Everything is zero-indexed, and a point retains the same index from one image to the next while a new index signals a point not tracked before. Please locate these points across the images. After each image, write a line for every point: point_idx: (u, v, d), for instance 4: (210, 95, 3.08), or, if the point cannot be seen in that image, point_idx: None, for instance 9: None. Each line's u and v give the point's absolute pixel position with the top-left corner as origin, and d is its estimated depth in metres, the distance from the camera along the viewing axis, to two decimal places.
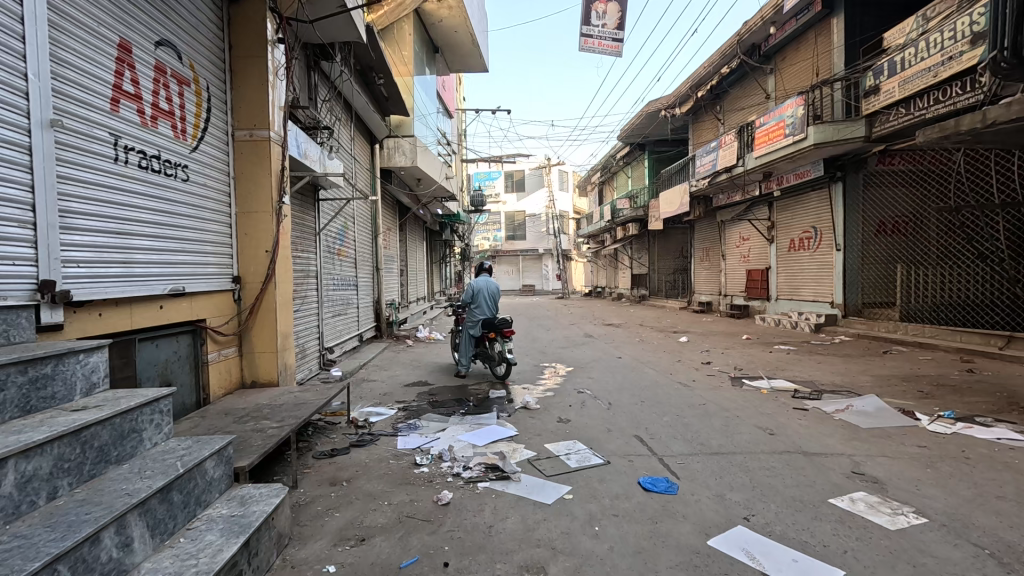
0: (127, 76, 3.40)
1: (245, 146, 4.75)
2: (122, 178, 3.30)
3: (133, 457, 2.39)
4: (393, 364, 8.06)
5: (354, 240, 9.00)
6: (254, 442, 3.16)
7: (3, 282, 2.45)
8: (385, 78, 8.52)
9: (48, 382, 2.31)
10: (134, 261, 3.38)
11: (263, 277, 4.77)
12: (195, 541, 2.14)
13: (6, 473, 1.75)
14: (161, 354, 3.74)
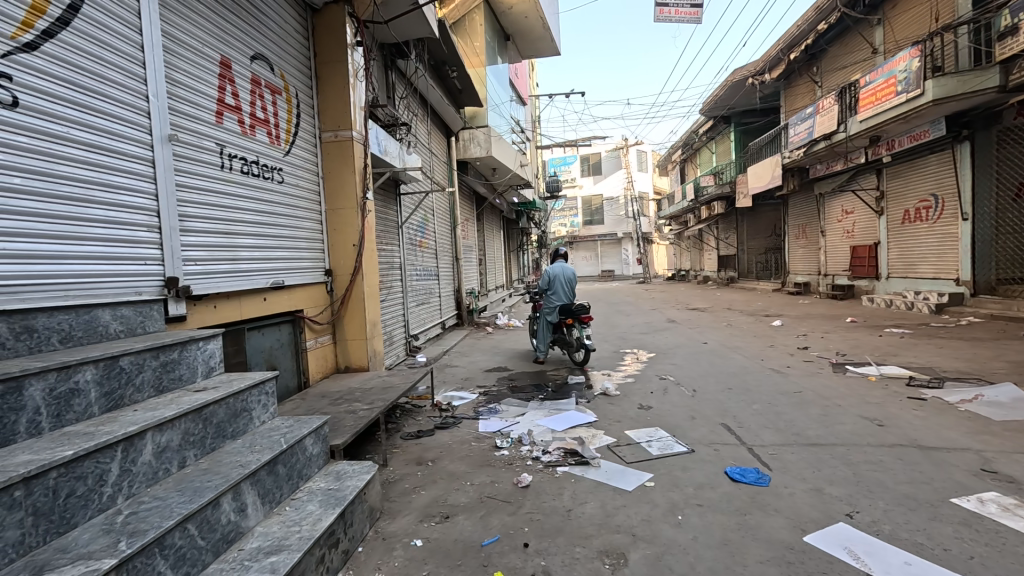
0: (228, 90, 3.75)
1: (331, 147, 5.07)
2: (228, 183, 3.67)
3: (245, 433, 2.67)
4: (474, 350, 8.31)
5: (434, 231, 9.33)
6: (347, 422, 3.41)
7: (137, 279, 2.83)
8: (458, 71, 8.66)
9: (175, 366, 2.64)
10: (240, 258, 3.74)
11: (352, 270, 5.09)
12: (299, 510, 2.36)
13: (145, 443, 2.04)
14: (267, 341, 4.13)
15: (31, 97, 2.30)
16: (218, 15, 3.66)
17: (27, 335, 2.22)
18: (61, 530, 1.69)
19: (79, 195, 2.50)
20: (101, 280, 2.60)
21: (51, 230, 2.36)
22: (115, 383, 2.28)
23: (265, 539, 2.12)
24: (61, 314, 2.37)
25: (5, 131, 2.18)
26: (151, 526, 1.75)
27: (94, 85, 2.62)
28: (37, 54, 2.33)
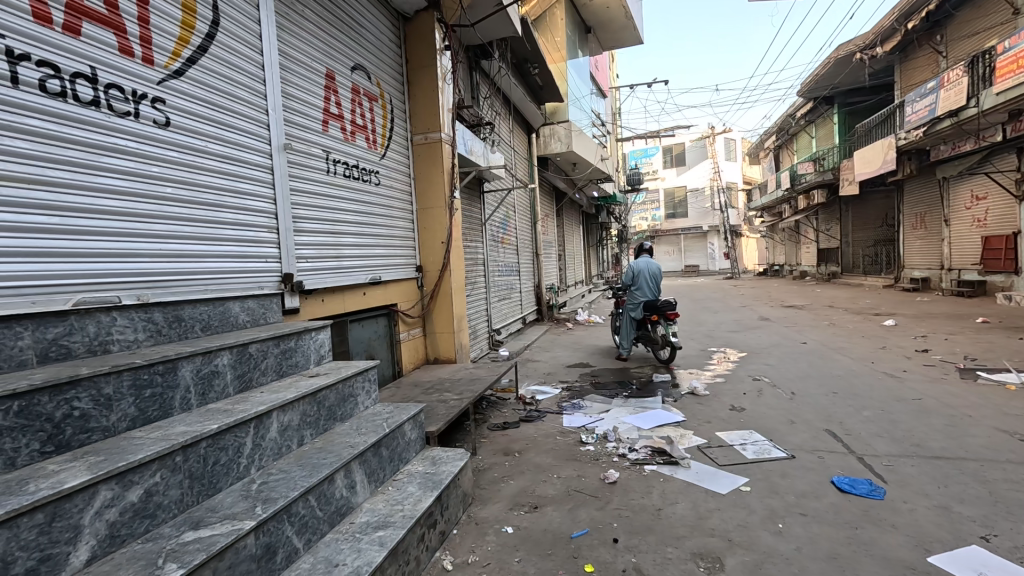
0: (333, 100, 4.05)
1: (421, 149, 5.31)
2: (333, 187, 3.98)
3: (352, 416, 2.91)
4: (555, 346, 8.36)
5: (516, 228, 9.48)
6: (440, 411, 3.59)
7: (260, 275, 3.16)
8: (540, 67, 8.69)
9: (293, 353, 2.93)
10: (343, 256, 4.05)
11: (440, 266, 5.32)
12: (401, 491, 2.53)
13: (272, 422, 2.29)
14: (366, 333, 4.44)
15: (178, 117, 2.65)
16: (324, 31, 3.97)
17: (177, 324, 2.56)
18: (210, 493, 1.95)
19: (214, 200, 2.84)
20: (232, 276, 2.94)
21: (194, 232, 2.71)
22: (245, 367, 2.57)
23: (373, 515, 2.30)
24: (202, 305, 2.71)
25: (160, 147, 2.54)
26: (280, 494, 1.97)
27: (226, 102, 2.97)
28: (182, 79, 2.69)
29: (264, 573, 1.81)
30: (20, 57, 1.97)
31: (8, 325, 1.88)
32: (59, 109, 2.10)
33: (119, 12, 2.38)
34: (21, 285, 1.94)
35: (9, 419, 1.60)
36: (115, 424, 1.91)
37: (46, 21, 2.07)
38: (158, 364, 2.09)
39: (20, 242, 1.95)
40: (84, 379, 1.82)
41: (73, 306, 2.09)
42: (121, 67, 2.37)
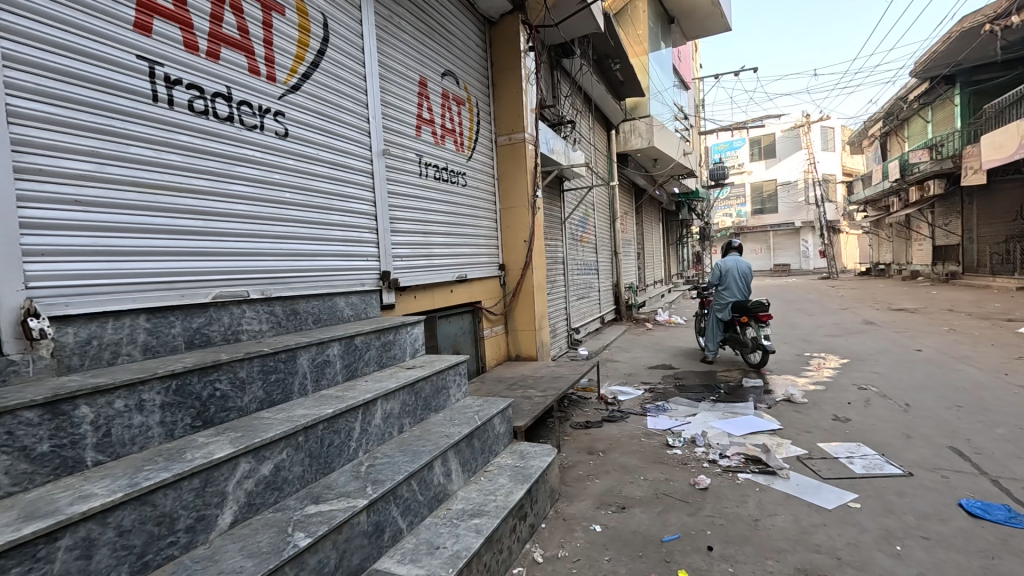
0: (425, 106, 4.24)
1: (505, 149, 5.42)
2: (425, 188, 4.17)
3: (445, 408, 3.05)
4: (635, 346, 8.18)
5: (595, 226, 9.38)
6: (525, 406, 3.66)
7: (361, 273, 3.39)
8: (622, 63, 8.53)
9: (391, 346, 3.12)
10: (433, 254, 4.23)
11: (523, 264, 5.40)
12: (492, 482, 2.61)
13: (377, 410, 2.45)
14: (453, 328, 4.61)
15: (295, 128, 2.91)
16: (418, 41, 4.17)
17: (294, 317, 2.81)
18: (326, 471, 2.13)
19: (323, 203, 3.09)
20: (338, 272, 3.18)
21: (307, 233, 2.97)
22: (352, 358, 2.77)
23: (468, 503, 2.40)
24: (314, 300, 2.96)
25: (280, 155, 2.80)
26: (387, 477, 2.11)
27: (334, 113, 3.21)
28: (299, 93, 2.95)
29: (374, 548, 1.95)
30: (173, 81, 2.27)
31: (165, 314, 2.17)
32: (202, 126, 2.38)
33: (249, 36, 2.65)
34: (173, 279, 2.23)
35: (168, 395, 1.85)
36: (247, 405, 2.14)
37: (193, 49, 2.36)
38: (281, 353, 2.32)
39: (173, 243, 2.24)
40: (224, 364, 2.06)
41: (212, 299, 2.37)
42: (250, 86, 2.65)
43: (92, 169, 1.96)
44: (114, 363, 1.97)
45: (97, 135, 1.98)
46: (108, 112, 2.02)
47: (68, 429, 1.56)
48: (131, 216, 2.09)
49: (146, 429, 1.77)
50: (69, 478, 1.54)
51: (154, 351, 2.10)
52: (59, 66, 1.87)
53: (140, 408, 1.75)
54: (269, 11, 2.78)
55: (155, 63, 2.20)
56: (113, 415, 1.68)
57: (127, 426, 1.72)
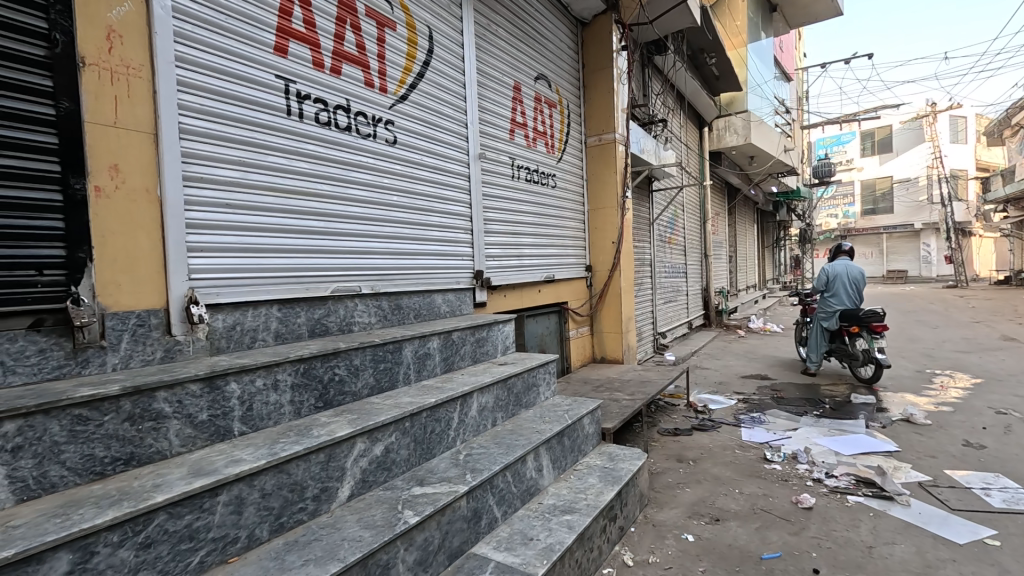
0: (519, 109, 4.35)
1: (595, 150, 5.41)
2: (517, 190, 4.28)
3: (535, 404, 3.11)
4: (726, 354, 7.78)
5: (684, 227, 9.05)
6: (613, 409, 3.63)
7: (456, 272, 3.55)
8: (718, 56, 8.15)
9: (484, 343, 3.24)
10: (524, 255, 4.33)
11: (610, 266, 5.35)
12: (582, 480, 2.64)
13: (473, 403, 2.57)
14: (540, 328, 4.68)
15: (403, 135, 3.13)
16: (513, 47, 4.28)
17: (397, 311, 3.02)
18: (428, 457, 2.27)
19: (424, 205, 3.28)
20: (436, 270, 3.36)
21: (410, 233, 3.17)
22: (449, 352, 2.92)
23: (559, 498, 2.44)
24: (415, 296, 3.15)
25: (390, 161, 3.02)
26: (484, 467, 2.20)
27: (436, 120, 3.40)
28: (406, 102, 3.15)
29: (472, 533, 2.05)
30: (303, 96, 2.53)
31: (293, 305, 2.43)
32: (325, 135, 2.63)
33: (365, 51, 2.88)
34: (300, 274, 2.48)
35: (297, 378, 2.07)
36: (360, 390, 2.34)
37: (320, 66, 2.61)
38: (389, 344, 2.51)
39: (301, 241, 2.50)
40: (342, 352, 2.27)
41: (330, 292, 2.61)
42: (366, 97, 2.88)
43: (239, 176, 2.24)
44: (252, 346, 2.24)
45: (243, 146, 2.27)
46: (252, 126, 2.30)
47: (221, 401, 1.81)
48: (268, 217, 2.36)
49: (279, 406, 1.99)
50: (221, 444, 1.78)
51: (283, 337, 2.36)
52: (217, 88, 2.17)
53: (275, 387, 1.98)
54: (383, 28, 3.00)
55: (289, 81, 2.47)
56: (255, 392, 1.92)
57: (265, 403, 1.95)
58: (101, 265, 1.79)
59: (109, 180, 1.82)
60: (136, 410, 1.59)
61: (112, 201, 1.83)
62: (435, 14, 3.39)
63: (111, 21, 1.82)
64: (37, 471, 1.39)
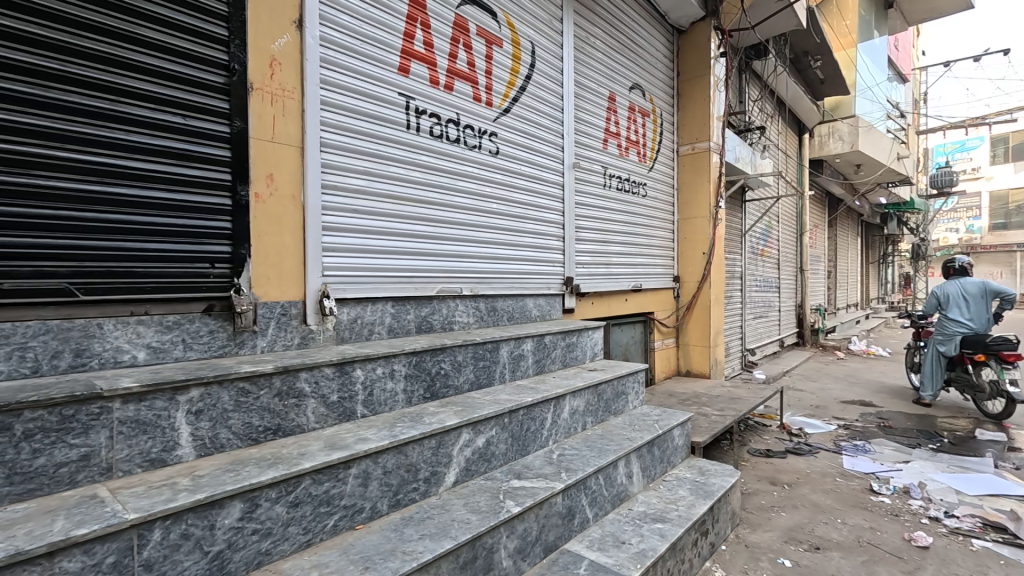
0: (613, 119, 4.38)
1: (688, 158, 5.31)
2: (608, 199, 4.32)
3: (623, 412, 3.13)
4: (823, 376, 7.25)
5: (779, 239, 8.57)
6: (703, 424, 3.55)
7: (548, 277, 3.65)
8: (823, 59, 7.68)
9: (574, 347, 3.30)
10: (612, 263, 4.35)
11: (700, 277, 5.21)
12: (672, 491, 2.62)
13: (565, 405, 2.64)
14: (625, 337, 4.66)
15: (505, 147, 3.29)
16: (610, 58, 4.34)
17: (493, 312, 3.16)
18: (523, 453, 2.37)
19: (521, 212, 3.42)
20: (530, 276, 3.48)
21: (508, 239, 3.32)
22: (541, 354, 3.02)
23: (648, 507, 2.45)
24: (509, 299, 3.29)
25: (492, 170, 3.19)
26: (578, 467, 2.27)
27: (536, 131, 3.53)
28: (509, 115, 3.32)
29: (566, 529, 2.12)
30: (421, 112, 2.76)
31: (404, 303, 2.64)
32: (437, 147, 2.84)
33: (475, 68, 3.07)
34: (410, 275, 2.69)
35: (410, 369, 2.26)
36: (461, 384, 2.49)
37: (435, 83, 2.83)
38: (488, 343, 2.65)
39: (413, 245, 2.72)
40: (448, 348, 2.44)
41: (436, 292, 2.81)
42: (473, 111, 3.07)
43: (364, 184, 2.49)
44: (369, 338, 2.47)
45: (369, 158, 2.52)
46: (377, 139, 2.54)
47: (347, 385, 2.02)
48: (386, 222, 2.60)
49: (394, 394, 2.19)
50: (348, 424, 1.99)
51: (395, 332, 2.58)
52: (351, 105, 2.43)
53: (392, 376, 2.18)
54: (491, 45, 3.18)
55: (410, 98, 2.70)
56: (376, 379, 2.12)
57: (383, 390, 2.15)
58: (256, 261, 2.08)
59: (265, 188, 2.10)
60: (283, 387, 1.82)
61: (268, 206, 2.11)
62: (538, 31, 3.54)
63: (274, 52, 2.12)
64: (211, 433, 1.64)
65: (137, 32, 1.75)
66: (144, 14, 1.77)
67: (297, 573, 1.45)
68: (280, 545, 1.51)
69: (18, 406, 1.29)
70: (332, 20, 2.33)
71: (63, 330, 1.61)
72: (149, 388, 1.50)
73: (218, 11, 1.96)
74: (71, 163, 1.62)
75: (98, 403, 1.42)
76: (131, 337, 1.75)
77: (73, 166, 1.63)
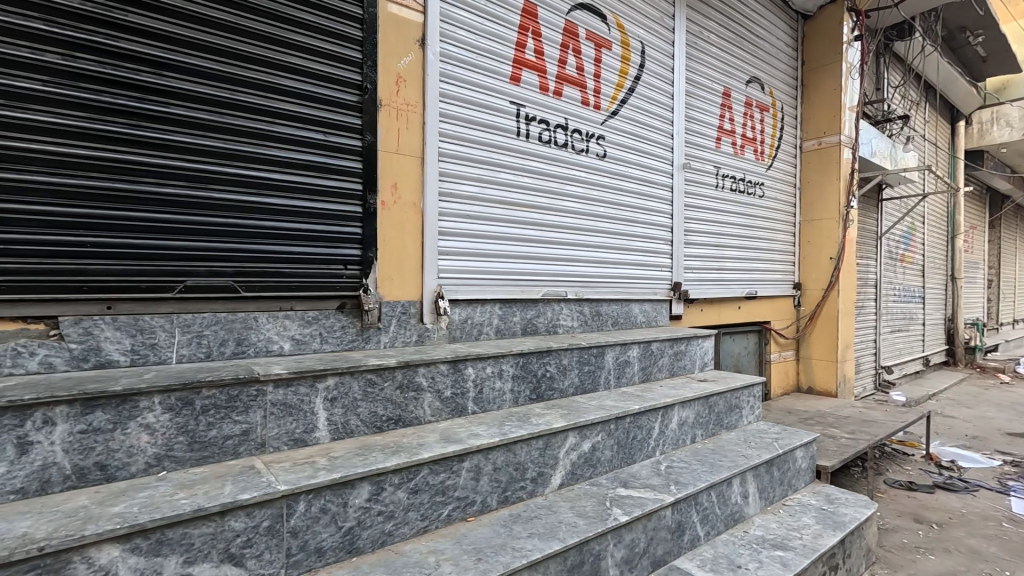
0: (728, 116, 4.14)
1: (813, 155, 4.87)
2: (721, 201, 4.08)
3: (737, 427, 2.93)
4: (983, 402, 6.21)
5: (925, 242, 7.51)
6: (830, 447, 3.21)
7: (654, 282, 3.53)
8: (986, 34, 6.63)
9: (683, 356, 3.16)
10: (724, 269, 4.11)
11: (826, 284, 4.73)
12: (794, 517, 2.40)
13: (674, 416, 2.54)
14: (737, 347, 4.36)
15: (612, 149, 3.25)
16: (725, 52, 4.11)
17: (598, 317, 3.13)
18: (629, 461, 2.32)
19: (628, 216, 3.35)
20: (636, 280, 3.40)
21: (614, 243, 3.27)
22: (648, 362, 2.93)
23: (767, 532, 2.26)
24: (614, 304, 3.24)
25: (599, 174, 3.17)
26: (689, 481, 2.16)
27: (644, 132, 3.45)
28: (617, 117, 3.27)
29: (675, 545, 2.03)
30: (531, 118, 2.82)
31: (511, 304, 2.71)
32: (546, 153, 2.89)
33: (584, 73, 3.07)
34: (517, 277, 2.76)
35: (517, 369, 2.31)
36: (567, 388, 2.50)
37: (545, 90, 2.88)
38: (593, 348, 2.63)
39: (520, 248, 2.78)
40: (554, 351, 2.46)
41: (541, 295, 2.84)
42: (582, 115, 3.07)
43: (477, 190, 2.60)
44: (478, 338, 2.57)
45: (482, 165, 2.62)
46: (489, 148, 2.64)
47: (459, 382, 2.12)
48: (496, 226, 2.69)
49: (502, 393, 2.25)
50: (460, 419, 2.09)
51: (502, 332, 2.65)
52: (466, 116, 2.55)
53: (500, 375, 2.25)
54: (600, 48, 3.16)
55: (521, 106, 2.77)
56: (485, 378, 2.20)
57: (492, 388, 2.22)
58: (381, 264, 2.26)
59: (390, 196, 2.28)
60: (404, 380, 1.96)
61: (392, 213, 2.29)
62: (649, 30, 3.46)
63: (399, 70, 2.30)
64: (343, 418, 1.80)
65: (289, 61, 1.99)
66: (295, 44, 2.01)
67: (416, 555, 1.54)
68: (401, 527, 1.62)
69: (197, 384, 1.52)
70: (450, 37, 2.47)
71: (227, 321, 1.87)
72: (293, 374, 1.69)
73: (353, 36, 2.16)
74: (237, 178, 1.90)
75: (255, 386, 1.63)
76: (280, 329, 1.99)
77: (238, 181, 1.90)
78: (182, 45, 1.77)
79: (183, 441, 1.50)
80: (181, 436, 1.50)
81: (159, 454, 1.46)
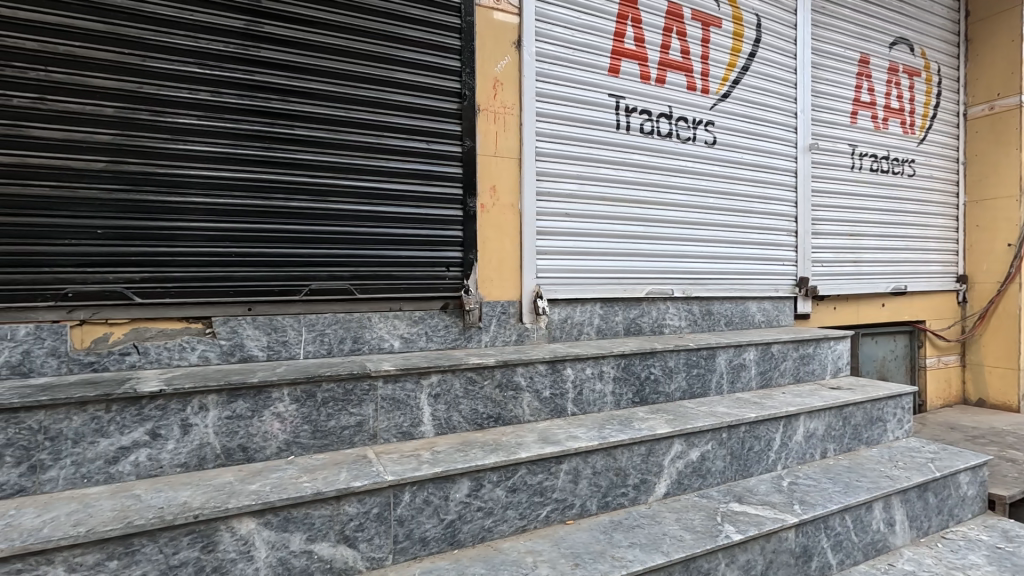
0: (866, 86, 3.62)
1: (982, 122, 4.08)
2: (858, 183, 3.59)
3: (879, 443, 2.56)
4: None
5: None
6: (1009, 473, 2.67)
7: (775, 278, 3.20)
8: None
9: (810, 360, 2.83)
10: (864, 261, 3.60)
11: (1002, 276, 3.94)
12: (956, 554, 2.03)
13: (799, 426, 2.28)
14: (881, 350, 3.81)
15: (724, 135, 3.01)
16: (862, 13, 3.60)
17: (708, 316, 2.93)
18: (745, 474, 2.13)
19: (742, 206, 3.08)
20: (754, 276, 3.11)
21: (726, 236, 3.02)
22: (767, 365, 2.67)
23: (919, 567, 1.94)
24: (727, 302, 3.00)
25: (709, 162, 2.95)
26: (817, 502, 1.92)
27: (762, 113, 3.15)
28: (729, 100, 3.02)
29: (800, 571, 1.82)
30: (631, 110, 2.70)
31: (613, 304, 2.63)
32: (649, 144, 2.75)
33: (690, 56, 2.88)
34: (619, 276, 2.67)
35: (619, 371, 2.23)
36: (673, 392, 2.36)
37: (647, 79, 2.74)
38: (703, 350, 2.46)
39: (623, 245, 2.69)
40: (659, 353, 2.34)
41: (645, 294, 2.72)
42: (689, 102, 2.88)
43: (576, 188, 2.56)
44: (579, 338, 2.53)
45: (581, 161, 2.57)
46: (588, 144, 2.59)
47: (557, 383, 2.10)
48: (596, 223, 2.62)
49: (603, 395, 2.19)
50: (559, 420, 2.07)
51: (603, 333, 2.58)
52: (564, 113, 2.52)
53: (601, 377, 2.19)
54: (709, 27, 2.93)
55: (620, 97, 2.67)
56: (585, 379, 2.16)
57: (592, 390, 2.17)
58: (482, 264, 2.33)
59: (489, 199, 2.34)
60: (503, 380, 1.99)
61: (491, 215, 2.35)
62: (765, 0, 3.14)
63: (496, 74, 2.34)
64: (446, 414, 1.88)
65: (394, 77, 2.12)
66: (399, 60, 2.13)
67: (514, 554, 1.55)
68: (500, 525, 1.64)
69: (319, 378, 1.68)
70: (546, 35, 2.46)
71: (345, 321, 2.04)
72: (400, 371, 1.80)
73: (452, 46, 2.23)
74: (351, 189, 2.06)
75: (368, 381, 1.76)
76: (390, 328, 2.13)
77: (352, 193, 2.07)
78: (304, 72, 1.96)
79: (308, 429, 1.67)
80: (305, 425, 1.67)
81: (288, 440, 1.64)
